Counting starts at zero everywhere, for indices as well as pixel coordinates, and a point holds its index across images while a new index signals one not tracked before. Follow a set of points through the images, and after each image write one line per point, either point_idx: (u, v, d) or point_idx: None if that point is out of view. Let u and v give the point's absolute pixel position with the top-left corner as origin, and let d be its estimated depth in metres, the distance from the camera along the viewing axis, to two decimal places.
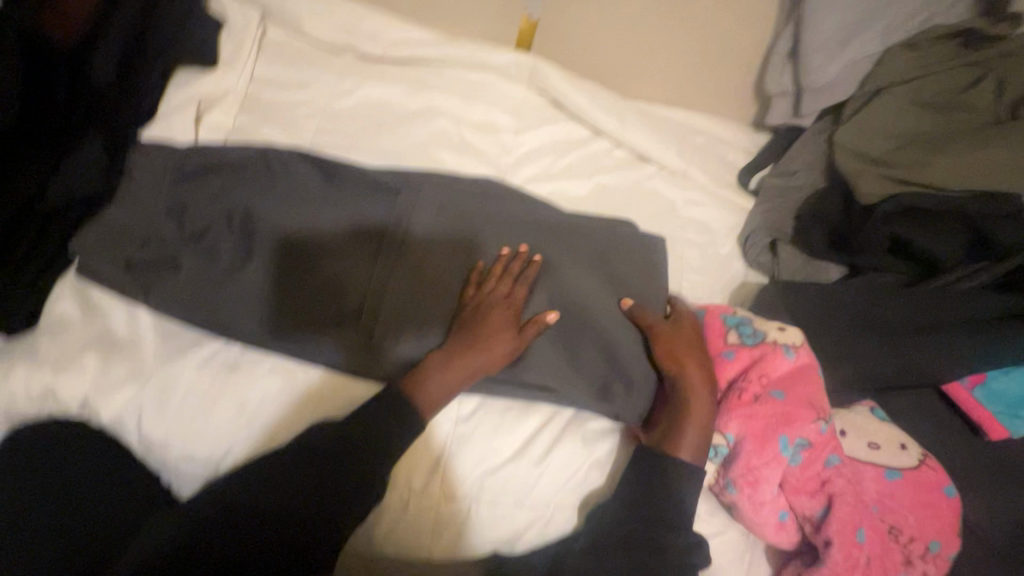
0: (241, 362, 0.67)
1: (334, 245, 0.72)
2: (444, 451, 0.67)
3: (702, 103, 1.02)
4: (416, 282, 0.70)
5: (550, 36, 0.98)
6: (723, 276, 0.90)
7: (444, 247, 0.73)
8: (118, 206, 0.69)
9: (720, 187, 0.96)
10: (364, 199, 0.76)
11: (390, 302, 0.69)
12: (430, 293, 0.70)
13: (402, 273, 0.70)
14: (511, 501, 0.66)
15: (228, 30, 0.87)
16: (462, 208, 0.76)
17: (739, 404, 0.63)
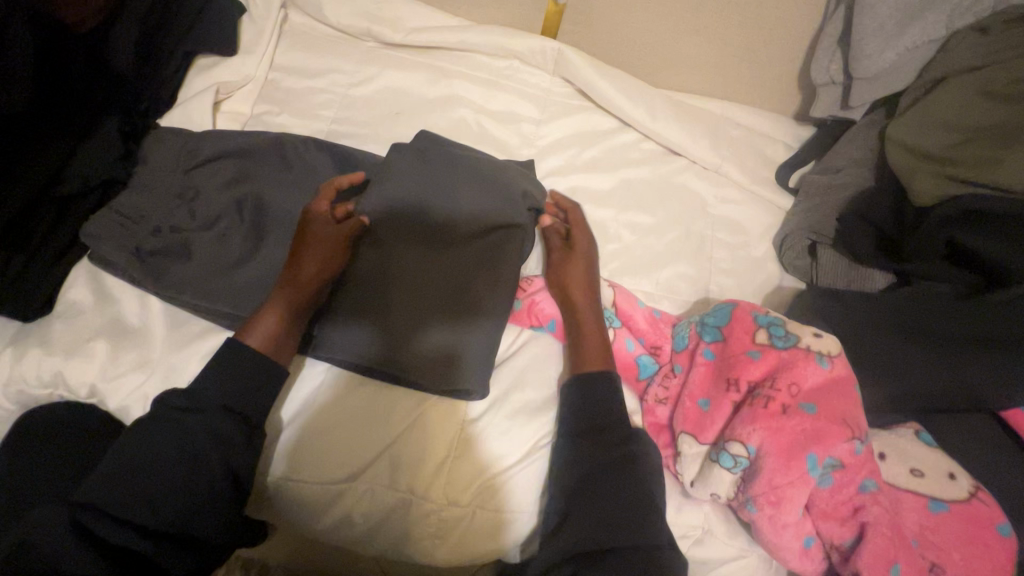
0: None
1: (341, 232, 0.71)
2: (450, 452, 0.65)
3: (739, 94, 0.96)
4: (446, 273, 0.70)
5: (576, 21, 0.92)
6: (757, 279, 0.84)
7: (474, 240, 0.72)
8: (132, 193, 0.69)
9: (757, 184, 0.89)
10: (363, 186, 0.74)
11: (419, 295, 0.68)
12: (428, 284, 0.69)
13: (427, 265, 0.70)
14: (519, 504, 0.64)
15: (250, 18, 0.86)
16: (497, 203, 0.73)
17: (765, 415, 0.55)
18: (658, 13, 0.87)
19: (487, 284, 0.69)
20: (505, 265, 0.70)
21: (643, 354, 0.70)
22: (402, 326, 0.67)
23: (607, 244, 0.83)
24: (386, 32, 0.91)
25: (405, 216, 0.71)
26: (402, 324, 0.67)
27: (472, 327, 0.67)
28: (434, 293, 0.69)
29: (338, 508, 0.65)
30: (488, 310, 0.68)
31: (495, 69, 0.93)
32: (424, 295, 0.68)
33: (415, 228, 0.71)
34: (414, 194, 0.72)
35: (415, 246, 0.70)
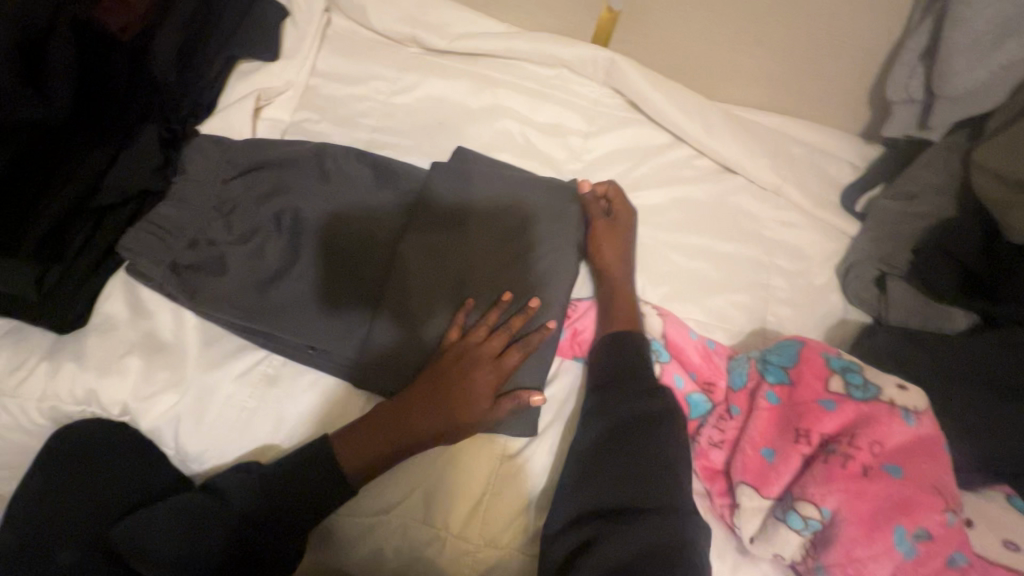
0: (281, 374, 0.64)
1: (365, 230, 0.68)
2: (487, 490, 0.62)
3: (802, 108, 0.90)
4: (463, 256, 0.67)
5: (629, 29, 0.87)
6: (818, 311, 0.78)
7: (490, 223, 0.69)
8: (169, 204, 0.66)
9: (819, 207, 0.83)
10: (399, 196, 0.71)
11: (435, 280, 0.66)
12: (450, 280, 0.66)
13: (440, 246, 0.67)
14: None
15: (293, 22, 0.84)
16: (519, 190, 0.71)
17: (843, 476, 0.50)
18: (719, 21, 0.82)
19: (508, 269, 0.67)
20: (528, 249, 0.68)
21: (695, 391, 0.64)
22: (415, 309, 0.64)
23: (656, 267, 0.78)
24: (430, 38, 0.87)
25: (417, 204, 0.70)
26: (415, 307, 0.65)
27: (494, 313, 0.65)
28: (454, 290, 0.66)
29: (369, 541, 0.62)
30: (513, 295, 0.66)
31: (541, 78, 0.88)
32: (444, 290, 0.66)
33: (435, 220, 0.68)
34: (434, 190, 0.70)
35: (435, 238, 0.67)
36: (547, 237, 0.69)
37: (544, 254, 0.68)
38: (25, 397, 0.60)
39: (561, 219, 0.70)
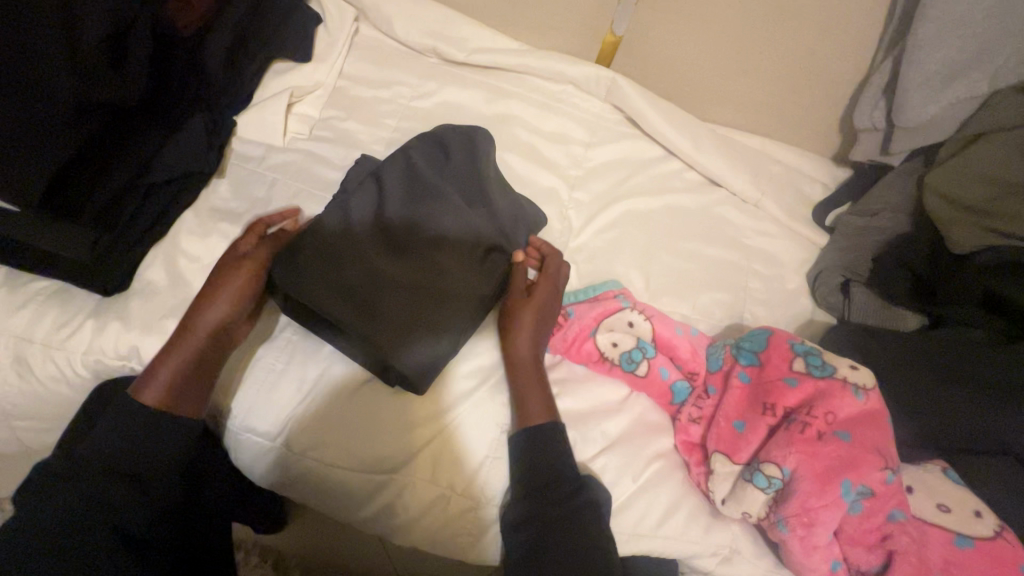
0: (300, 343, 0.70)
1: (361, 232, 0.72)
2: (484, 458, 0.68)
3: (781, 133, 1.00)
4: (428, 278, 0.71)
5: (630, 53, 0.97)
6: (790, 311, 0.87)
7: (450, 246, 0.73)
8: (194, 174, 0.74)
9: (794, 220, 0.93)
10: (417, 199, 0.76)
11: (407, 306, 0.68)
12: (435, 290, 0.70)
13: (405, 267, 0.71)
14: None
15: (326, 29, 0.92)
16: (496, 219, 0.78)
17: (801, 440, 0.58)
18: (712, 49, 0.91)
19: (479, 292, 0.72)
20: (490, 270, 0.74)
21: (679, 380, 0.72)
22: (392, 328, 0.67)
23: (647, 265, 0.87)
24: (449, 51, 0.96)
25: (392, 222, 0.74)
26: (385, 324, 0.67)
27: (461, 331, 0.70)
28: (444, 301, 0.70)
29: (379, 498, 0.68)
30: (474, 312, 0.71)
31: (549, 93, 0.97)
32: (433, 299, 0.70)
33: (424, 234, 0.74)
34: (437, 204, 0.75)
35: (427, 251, 0.73)
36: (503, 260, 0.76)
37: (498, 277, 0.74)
38: (72, 351, 0.66)
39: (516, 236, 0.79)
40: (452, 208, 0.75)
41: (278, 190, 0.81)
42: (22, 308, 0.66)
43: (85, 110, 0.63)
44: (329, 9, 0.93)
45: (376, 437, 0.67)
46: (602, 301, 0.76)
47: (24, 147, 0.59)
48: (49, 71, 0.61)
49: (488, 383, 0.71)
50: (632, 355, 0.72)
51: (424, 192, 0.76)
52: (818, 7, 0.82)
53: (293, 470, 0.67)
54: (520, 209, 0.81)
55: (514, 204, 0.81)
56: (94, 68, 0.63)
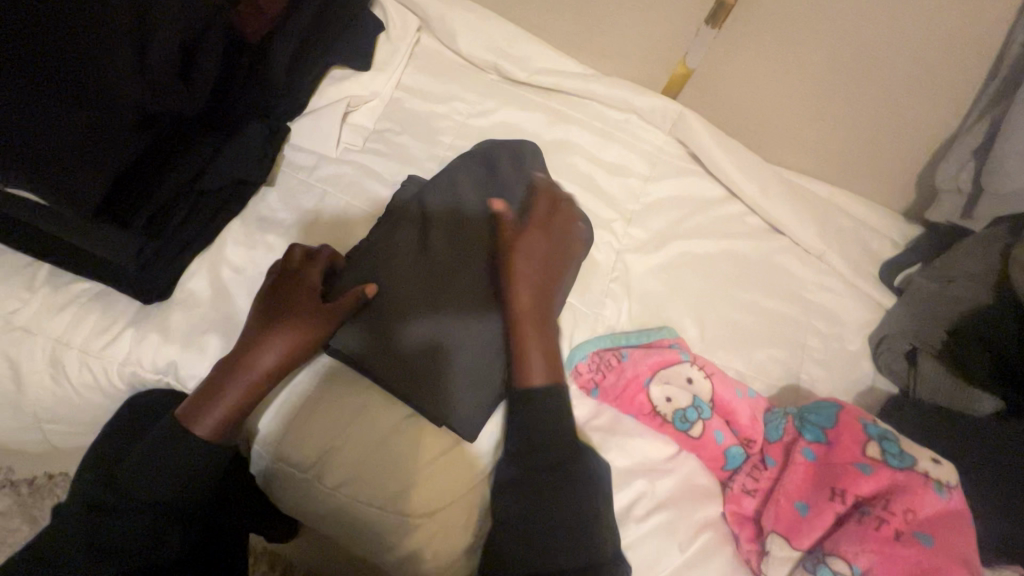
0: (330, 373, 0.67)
1: (390, 246, 0.69)
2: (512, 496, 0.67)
3: (849, 182, 0.95)
4: (436, 266, 0.69)
5: (699, 86, 0.92)
6: (850, 376, 0.83)
7: (468, 240, 0.71)
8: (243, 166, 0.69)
9: (858, 277, 0.88)
10: (452, 213, 0.72)
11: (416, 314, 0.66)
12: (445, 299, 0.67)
13: (416, 253, 0.69)
14: None
15: (388, 38, 0.90)
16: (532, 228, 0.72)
17: (875, 538, 0.54)
18: (789, 90, 0.87)
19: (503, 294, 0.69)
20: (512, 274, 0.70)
21: (734, 445, 0.67)
22: (390, 313, 0.66)
23: (702, 313, 0.83)
24: (512, 69, 0.93)
25: (423, 235, 0.70)
26: (387, 308, 0.66)
27: (466, 327, 0.67)
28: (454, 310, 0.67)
29: (407, 543, 0.64)
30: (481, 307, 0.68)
31: (611, 121, 0.93)
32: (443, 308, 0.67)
33: (447, 244, 0.70)
34: (468, 216, 0.72)
35: (448, 263, 0.69)
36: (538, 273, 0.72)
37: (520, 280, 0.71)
38: (109, 360, 0.64)
39: (561, 252, 0.73)
40: (477, 220, 0.72)
41: (328, 203, 0.78)
42: (65, 309, 0.64)
43: (144, 117, 0.61)
44: (393, 17, 0.91)
45: (412, 470, 0.64)
46: (660, 354, 0.71)
47: (72, 149, 0.57)
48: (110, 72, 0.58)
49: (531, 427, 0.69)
50: (686, 414, 0.68)
51: (461, 209, 0.73)
52: (911, 57, 0.77)
53: (326, 501, 0.65)
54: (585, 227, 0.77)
55: (565, 222, 0.75)
56: (161, 80, 0.60)
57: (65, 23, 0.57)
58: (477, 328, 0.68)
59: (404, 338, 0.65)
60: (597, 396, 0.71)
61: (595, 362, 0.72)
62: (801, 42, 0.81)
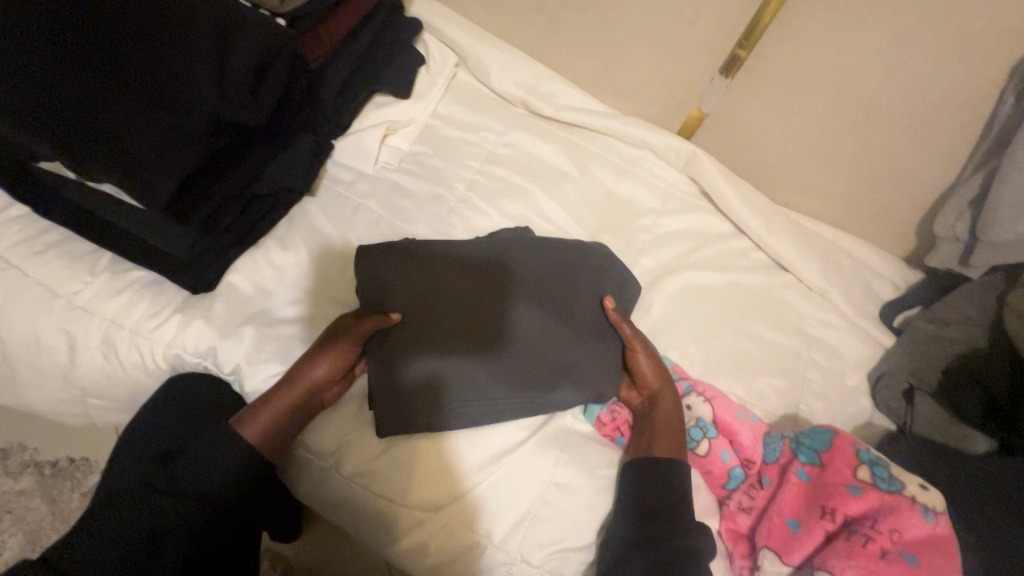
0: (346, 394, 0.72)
1: (401, 286, 0.70)
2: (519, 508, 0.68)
3: (853, 226, 1.01)
4: (440, 303, 0.71)
5: (711, 130, 0.99)
6: (848, 410, 0.86)
7: (471, 277, 0.73)
8: (289, 174, 0.77)
9: (858, 316, 0.92)
10: (466, 257, 0.74)
11: (427, 351, 0.68)
12: (457, 338, 0.69)
13: (422, 288, 0.71)
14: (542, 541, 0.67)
15: (428, 71, 0.99)
16: (541, 278, 0.76)
17: (861, 554, 0.56)
18: (799, 138, 0.93)
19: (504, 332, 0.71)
20: (517, 313, 0.73)
21: (737, 465, 0.70)
22: (397, 349, 0.68)
23: (708, 339, 0.87)
24: (538, 105, 1.00)
25: (436, 274, 0.72)
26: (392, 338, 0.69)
27: (464, 366, 0.69)
28: (466, 348, 0.69)
29: (415, 535, 0.67)
30: (479, 347, 0.70)
31: (628, 157, 1.00)
32: (455, 347, 0.69)
33: (462, 287, 0.72)
34: (485, 261, 0.75)
35: (459, 303, 0.71)
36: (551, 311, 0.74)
37: (519, 315, 0.72)
38: (155, 341, 0.69)
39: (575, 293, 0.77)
40: (489, 260, 0.75)
41: (361, 215, 0.85)
42: (121, 293, 0.71)
43: (220, 127, 0.68)
44: (433, 52, 1.00)
45: (422, 467, 0.68)
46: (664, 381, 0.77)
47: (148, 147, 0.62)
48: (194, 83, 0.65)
49: (536, 436, 0.72)
50: (690, 435, 0.72)
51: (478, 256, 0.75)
52: (910, 114, 0.83)
53: (340, 490, 0.69)
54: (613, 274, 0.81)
55: (578, 267, 0.78)
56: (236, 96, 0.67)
57: (167, 44, 0.64)
58: (473, 365, 0.69)
59: (403, 374, 0.67)
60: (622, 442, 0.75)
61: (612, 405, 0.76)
62: (806, 94, 0.87)
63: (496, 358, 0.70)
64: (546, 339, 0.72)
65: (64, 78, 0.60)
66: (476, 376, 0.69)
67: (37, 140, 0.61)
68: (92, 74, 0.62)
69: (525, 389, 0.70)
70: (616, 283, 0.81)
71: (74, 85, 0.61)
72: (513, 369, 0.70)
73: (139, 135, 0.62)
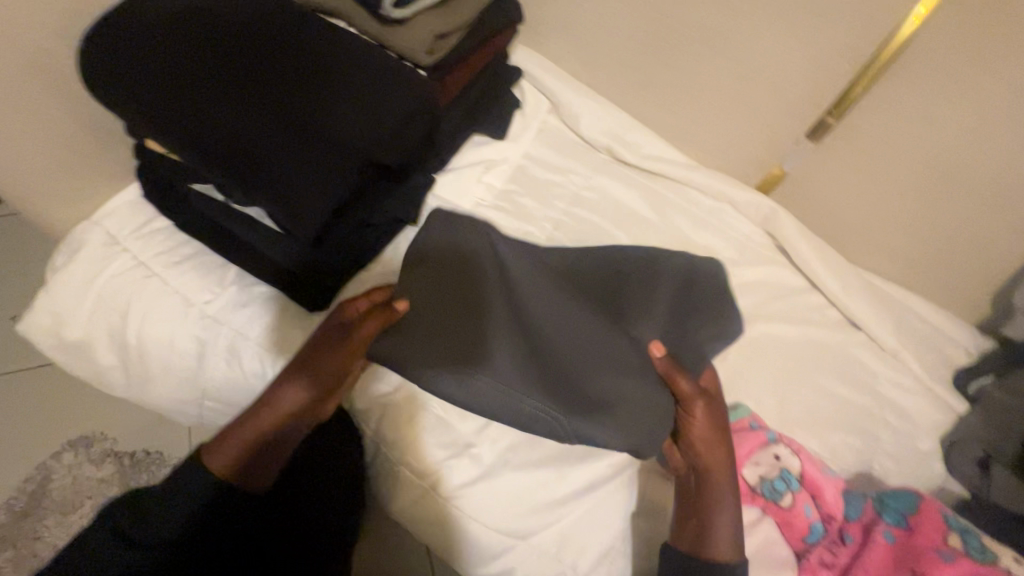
0: (446, 416, 0.74)
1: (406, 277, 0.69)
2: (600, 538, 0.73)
3: (927, 290, 1.03)
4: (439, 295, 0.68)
5: (791, 188, 1.03)
6: (920, 474, 0.87)
7: (466, 270, 0.71)
8: (407, 206, 0.83)
9: (932, 380, 0.93)
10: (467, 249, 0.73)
11: (437, 338, 0.65)
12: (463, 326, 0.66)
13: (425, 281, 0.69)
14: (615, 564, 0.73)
15: (523, 115, 1.05)
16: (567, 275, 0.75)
17: None
18: (879, 203, 0.96)
19: (523, 325, 0.68)
20: (545, 324, 0.68)
21: (818, 520, 0.71)
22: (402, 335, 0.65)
23: (784, 392, 0.89)
24: (623, 153, 1.05)
25: (445, 264, 0.71)
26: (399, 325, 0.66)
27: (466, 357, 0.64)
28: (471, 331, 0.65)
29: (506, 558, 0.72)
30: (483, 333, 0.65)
31: (707, 208, 1.04)
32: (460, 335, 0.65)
33: (464, 276, 0.70)
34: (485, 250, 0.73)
35: (462, 292, 0.69)
36: (586, 324, 0.68)
37: (537, 308, 0.68)
38: (278, 353, 0.76)
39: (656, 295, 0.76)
40: (487, 251, 0.73)
41: None
42: (246, 305, 0.77)
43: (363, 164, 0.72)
44: (529, 99, 1.07)
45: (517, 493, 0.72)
46: (749, 431, 0.77)
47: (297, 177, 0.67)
48: (341, 112, 0.69)
49: (622, 474, 0.75)
50: (775, 485, 0.73)
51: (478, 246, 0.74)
52: (994, 188, 0.85)
53: (433, 510, 0.72)
54: (699, 307, 0.78)
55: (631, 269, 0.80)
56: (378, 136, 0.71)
57: (325, 86, 0.70)
58: (473, 355, 0.64)
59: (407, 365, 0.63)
60: None
61: None
62: (889, 163, 0.91)
63: (507, 359, 0.64)
64: (580, 328, 0.68)
65: (235, 111, 0.67)
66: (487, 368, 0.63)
67: (201, 163, 0.68)
68: (258, 108, 0.67)
69: (544, 388, 0.64)
70: (696, 321, 0.76)
71: (241, 117, 0.67)
72: (523, 362, 0.65)
73: (291, 165, 0.67)
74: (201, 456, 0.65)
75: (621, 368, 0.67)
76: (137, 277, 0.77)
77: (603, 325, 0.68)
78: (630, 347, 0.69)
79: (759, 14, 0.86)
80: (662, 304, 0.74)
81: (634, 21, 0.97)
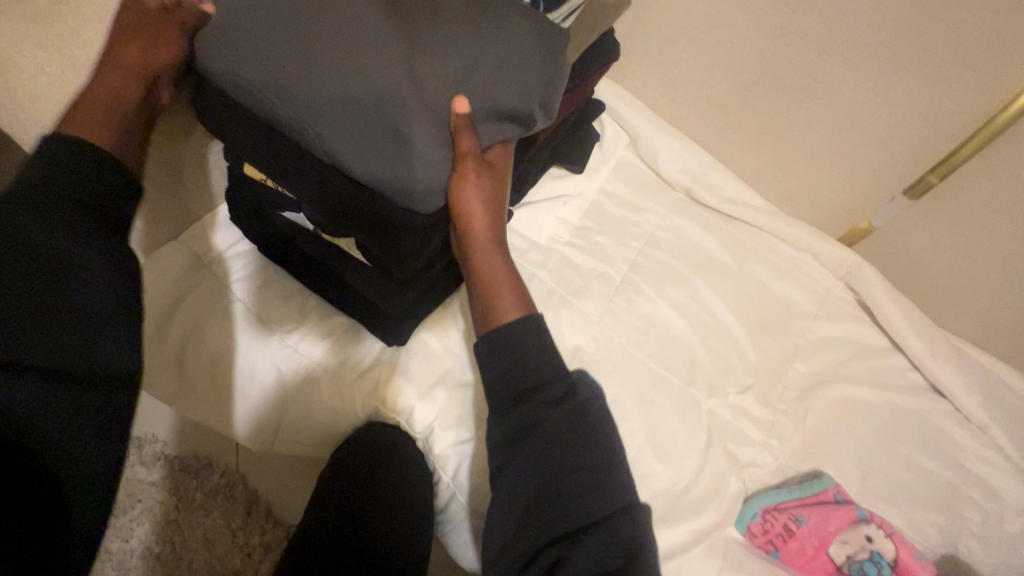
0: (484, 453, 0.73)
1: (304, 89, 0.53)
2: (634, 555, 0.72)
3: (1016, 357, 0.98)
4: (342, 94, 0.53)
5: (878, 242, 0.99)
6: (1008, 560, 0.83)
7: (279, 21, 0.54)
8: None
9: (1021, 456, 0.89)
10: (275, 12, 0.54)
11: (327, 110, 0.53)
12: (350, 106, 0.53)
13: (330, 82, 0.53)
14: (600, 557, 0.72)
15: (601, 150, 1.02)
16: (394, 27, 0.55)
17: None
18: (975, 266, 0.91)
19: (265, 50, 0.54)
20: (335, 68, 0.53)
21: None
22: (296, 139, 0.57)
23: (866, 462, 0.86)
24: (702, 194, 1.02)
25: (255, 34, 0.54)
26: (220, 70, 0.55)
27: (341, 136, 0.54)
28: (350, 97, 0.53)
29: None
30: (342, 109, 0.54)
31: (786, 257, 1.00)
32: (363, 123, 0.54)
33: (274, 25, 0.54)
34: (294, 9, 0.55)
35: (297, 64, 0.53)
36: (362, 22, 0.54)
37: (341, 53, 0.54)
38: (358, 395, 0.75)
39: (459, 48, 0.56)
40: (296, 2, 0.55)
41: (536, 286, 0.88)
42: (326, 339, 0.76)
43: None
44: (607, 133, 1.04)
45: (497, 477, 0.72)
46: (839, 507, 0.78)
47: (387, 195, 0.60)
48: None
49: (704, 542, 0.76)
50: (865, 566, 0.74)
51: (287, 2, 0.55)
52: None
53: None
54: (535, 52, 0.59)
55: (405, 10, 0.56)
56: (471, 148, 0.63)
57: None
58: (341, 136, 0.54)
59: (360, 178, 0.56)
60: (778, 557, 0.77)
61: (769, 523, 0.77)
62: (993, 229, 0.86)
63: (335, 126, 0.54)
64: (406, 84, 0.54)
65: None
66: (362, 137, 0.54)
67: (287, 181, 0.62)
68: None
69: (385, 150, 0.54)
70: (490, 62, 0.57)
71: None
72: (350, 123, 0.54)
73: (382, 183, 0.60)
74: (59, 131, 0.53)
75: (413, 105, 0.54)
76: (220, 306, 0.76)
77: (398, 41, 0.54)
78: (416, 83, 0.54)
79: (869, 65, 0.82)
80: (450, 61, 0.56)
81: (726, 63, 0.94)
